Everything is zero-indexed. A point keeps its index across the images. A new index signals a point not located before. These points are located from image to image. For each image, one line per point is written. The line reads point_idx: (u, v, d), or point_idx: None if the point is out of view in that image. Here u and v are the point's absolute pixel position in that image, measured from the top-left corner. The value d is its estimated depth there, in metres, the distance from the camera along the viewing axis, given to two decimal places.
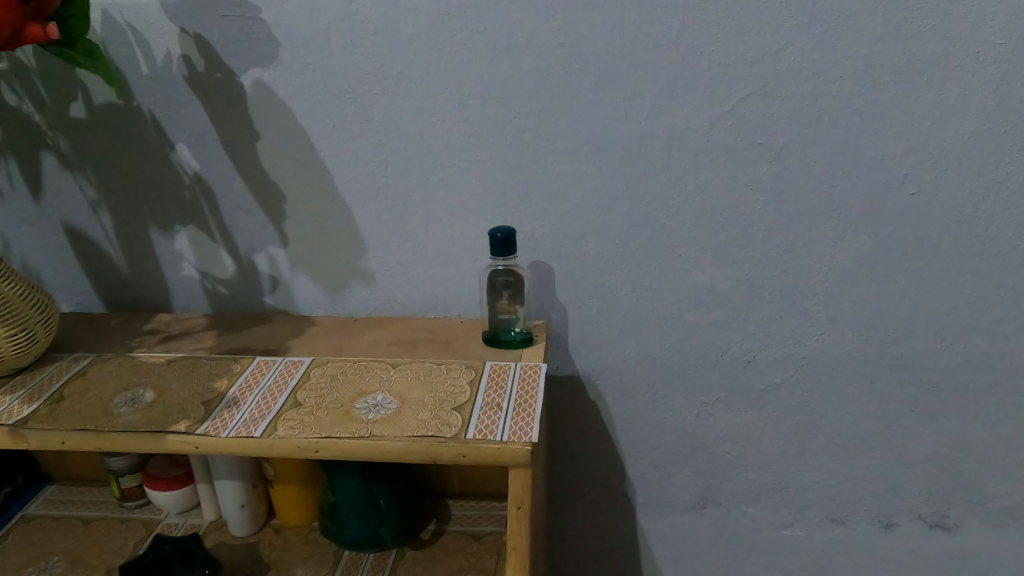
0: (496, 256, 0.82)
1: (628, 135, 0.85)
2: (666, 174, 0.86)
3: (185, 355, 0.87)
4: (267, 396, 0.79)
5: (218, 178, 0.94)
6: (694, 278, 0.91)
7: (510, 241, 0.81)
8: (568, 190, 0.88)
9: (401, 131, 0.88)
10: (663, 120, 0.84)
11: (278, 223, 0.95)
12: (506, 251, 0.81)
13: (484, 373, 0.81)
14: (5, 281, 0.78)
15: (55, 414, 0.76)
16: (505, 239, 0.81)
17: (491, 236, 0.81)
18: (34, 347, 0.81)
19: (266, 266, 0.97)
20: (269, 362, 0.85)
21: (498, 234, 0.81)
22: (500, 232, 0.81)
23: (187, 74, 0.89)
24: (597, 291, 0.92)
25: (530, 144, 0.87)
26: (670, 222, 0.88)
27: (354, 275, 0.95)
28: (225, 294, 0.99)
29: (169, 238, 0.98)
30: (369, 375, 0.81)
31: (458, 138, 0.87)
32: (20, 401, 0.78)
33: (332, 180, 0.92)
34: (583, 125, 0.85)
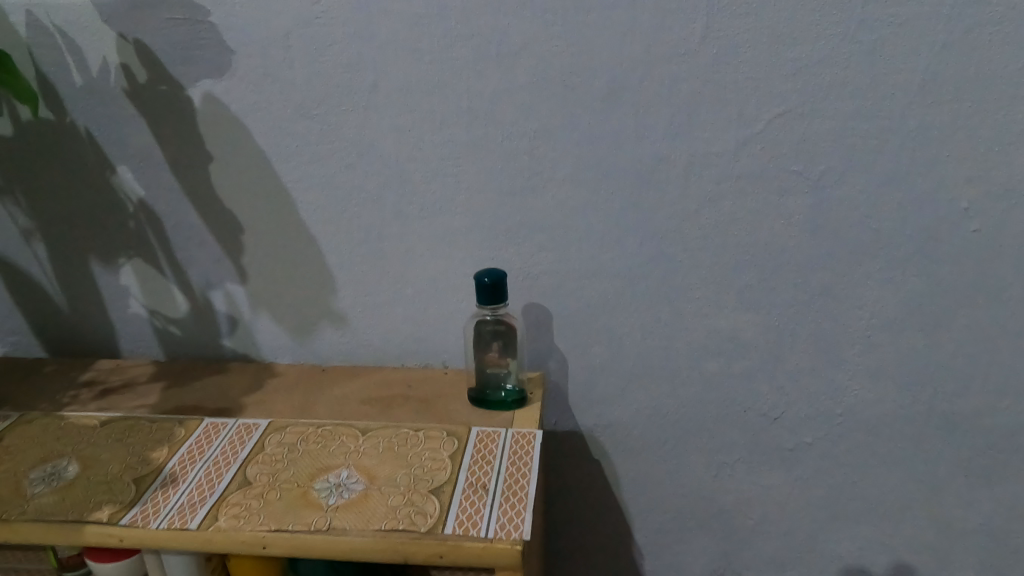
0: (483, 303, 0.69)
1: (639, 160, 0.73)
2: (683, 205, 0.74)
3: (122, 416, 0.74)
4: (211, 472, 0.67)
5: (167, 205, 0.82)
6: (715, 324, 0.79)
7: (500, 287, 0.69)
8: (569, 223, 0.76)
9: (374, 153, 0.76)
10: (681, 144, 0.72)
11: (235, 257, 0.82)
12: (495, 298, 0.69)
13: (468, 444, 0.69)
14: None
15: None
16: (493, 284, 0.69)
17: (477, 281, 0.69)
18: None
19: (224, 304, 0.84)
20: (219, 425, 0.73)
21: (485, 279, 0.69)
22: (487, 276, 0.69)
23: (127, 86, 0.77)
24: (602, 338, 0.80)
25: (525, 170, 0.74)
26: (687, 261, 0.76)
27: (323, 315, 0.83)
28: (178, 335, 0.87)
29: (113, 272, 0.86)
30: (333, 445, 0.69)
31: (440, 162, 0.75)
32: None
33: (297, 209, 0.79)
34: (586, 148, 0.73)
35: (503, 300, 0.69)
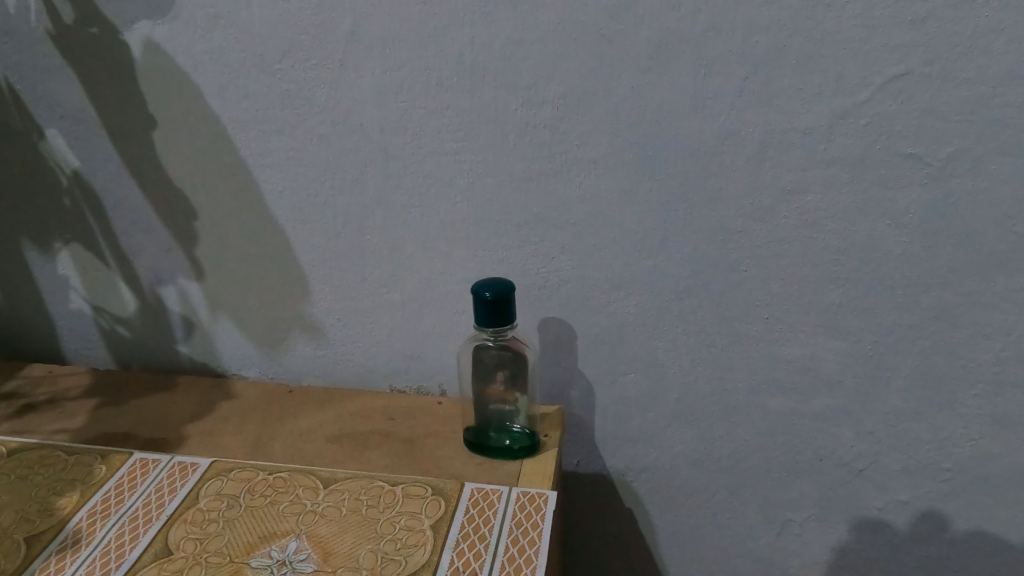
0: (485, 326, 0.53)
1: (697, 137, 0.54)
2: (755, 198, 0.55)
3: (35, 444, 0.60)
4: (125, 533, 0.52)
5: (107, 180, 0.67)
6: (789, 354, 0.60)
7: (509, 305, 0.52)
8: (599, 218, 0.58)
9: (353, 122, 0.59)
10: (756, 116, 0.53)
11: (188, 246, 0.67)
12: (503, 320, 0.52)
13: (458, 510, 0.52)
14: None
15: None
16: (497, 301, 0.52)
17: (475, 296, 0.52)
18: None
19: (177, 303, 0.69)
20: (148, 463, 0.57)
21: (486, 295, 0.52)
22: (489, 290, 0.52)
23: (49, 27, 0.62)
24: (640, 363, 0.63)
25: (544, 148, 0.56)
26: (755, 270, 0.58)
27: (294, 322, 0.66)
28: (127, 338, 0.72)
29: (50, 259, 0.71)
30: (284, 502, 0.53)
31: (436, 135, 0.58)
32: None
33: (259, 189, 0.63)
34: (627, 120, 0.54)
35: (512, 322, 0.53)
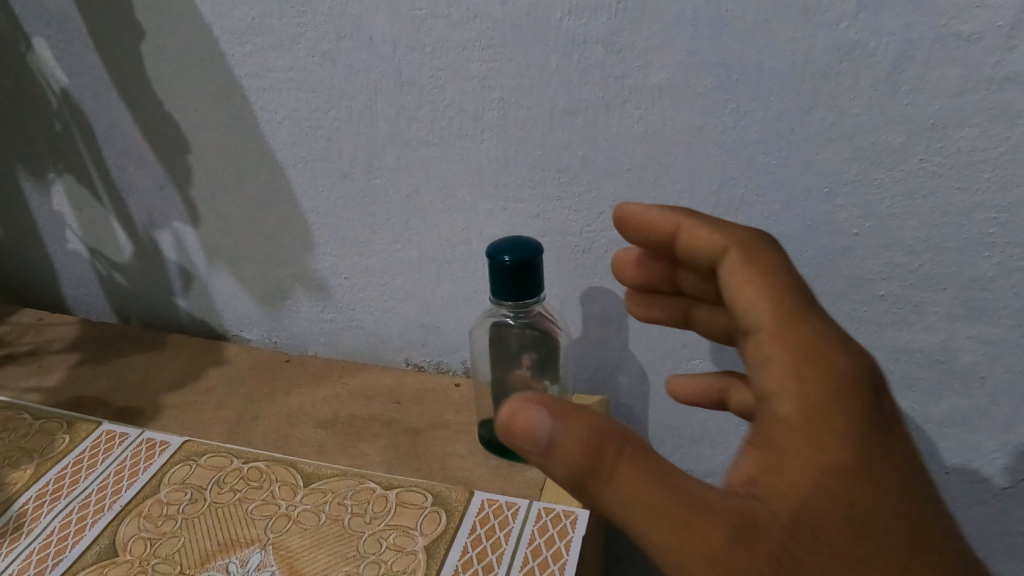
0: (502, 300, 0.41)
1: (805, 54, 0.38)
2: (882, 140, 0.39)
3: (3, 402, 0.53)
4: (72, 521, 0.43)
5: (95, 103, 0.57)
6: (909, 341, 0.43)
7: (534, 273, 0.40)
8: (664, 163, 0.43)
9: (361, 35, 0.46)
10: (896, 22, 0.36)
11: (181, 185, 0.58)
12: (527, 292, 0.40)
13: (461, 528, 0.41)
14: None
15: None
16: (517, 267, 0.40)
17: (491, 259, 0.40)
18: None
19: (173, 251, 0.61)
20: (115, 438, 0.49)
21: (504, 261, 0.40)
22: (507, 253, 0.40)
23: None
24: (709, 350, 0.49)
25: (595, 70, 0.42)
26: (871, 238, 0.41)
27: (298, 279, 0.58)
28: (125, 286, 0.65)
29: (44, 191, 0.63)
30: (255, 501, 0.44)
31: (460, 52, 0.45)
32: None
33: (256, 118, 0.52)
34: (709, 31, 0.39)
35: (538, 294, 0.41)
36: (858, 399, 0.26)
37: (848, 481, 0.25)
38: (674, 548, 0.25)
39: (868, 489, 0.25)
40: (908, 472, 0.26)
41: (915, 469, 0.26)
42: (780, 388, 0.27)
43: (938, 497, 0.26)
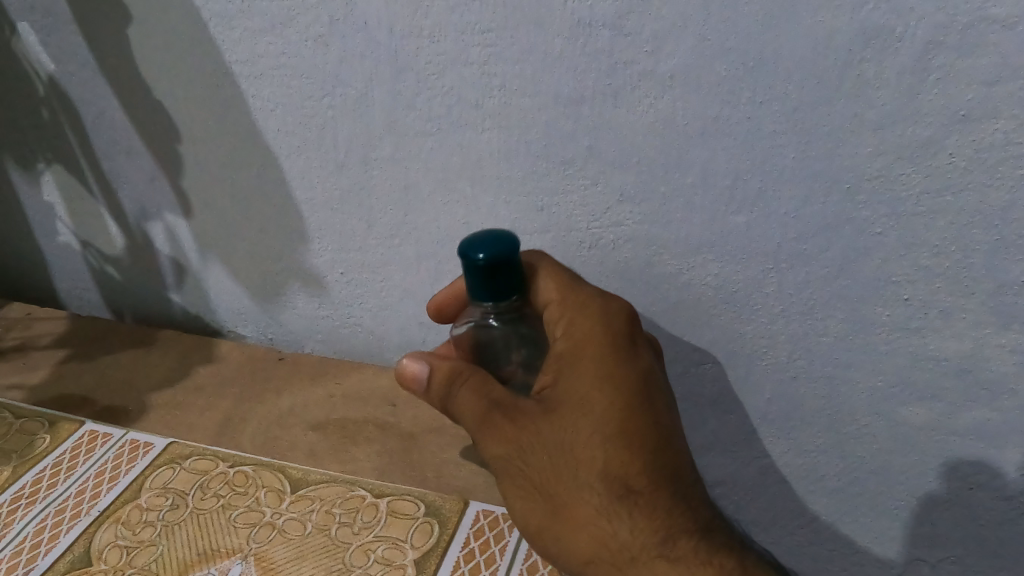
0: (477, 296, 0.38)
1: (827, 39, 0.35)
2: (909, 132, 0.36)
3: None
4: (47, 528, 0.41)
5: (83, 90, 0.55)
6: (937, 350, 0.41)
7: (511, 264, 0.37)
8: (676, 154, 0.41)
9: (355, 17, 0.44)
10: (927, 3, 0.33)
11: (172, 175, 0.56)
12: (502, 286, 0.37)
13: (454, 541, 0.39)
14: None
15: None
16: (491, 263, 0.36)
17: (464, 258, 0.37)
18: None
19: (165, 244, 0.59)
20: (98, 438, 0.47)
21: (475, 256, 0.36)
22: (480, 250, 0.36)
23: None
24: (722, 353, 0.46)
25: (602, 55, 0.39)
26: (896, 237, 0.39)
27: (292, 274, 0.56)
28: (117, 279, 0.63)
29: (34, 182, 0.62)
30: (238, 508, 0.42)
31: (459, 36, 0.42)
32: None
33: (248, 105, 0.50)
34: (723, 14, 0.36)
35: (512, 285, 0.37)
36: (607, 331, 0.38)
37: (595, 395, 0.36)
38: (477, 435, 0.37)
39: (606, 399, 0.36)
40: (640, 383, 0.37)
41: (644, 380, 0.37)
42: (560, 322, 0.40)
43: (659, 413, 0.36)
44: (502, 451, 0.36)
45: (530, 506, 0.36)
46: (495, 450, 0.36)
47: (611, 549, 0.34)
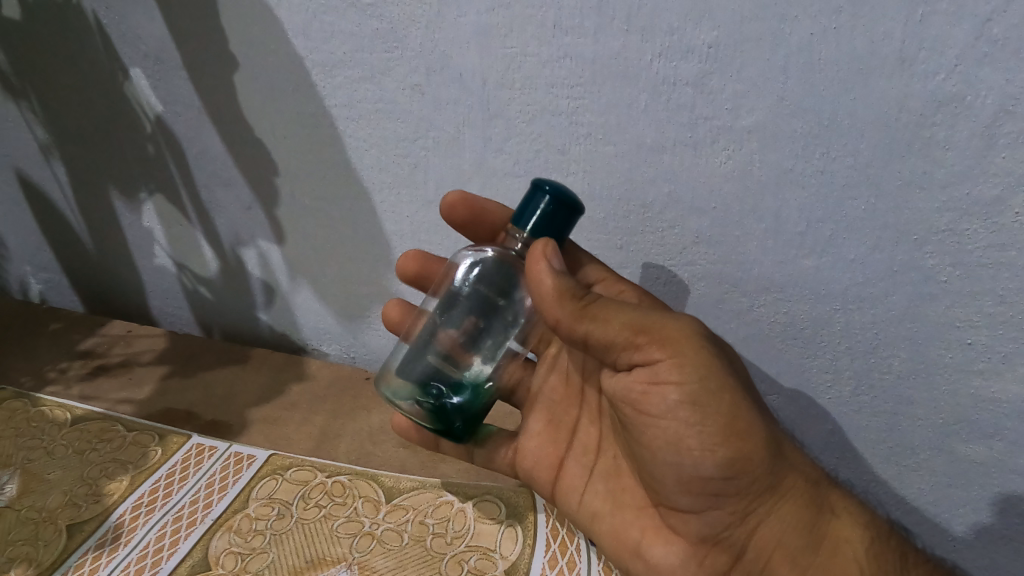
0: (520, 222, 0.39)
1: (899, 104, 0.38)
2: (976, 191, 0.39)
3: (98, 413, 0.56)
4: (167, 534, 0.45)
5: (188, 128, 0.60)
6: (998, 392, 0.44)
7: (565, 219, 0.38)
8: (752, 203, 0.44)
9: (451, 70, 0.48)
10: (998, 77, 0.35)
11: (268, 206, 0.60)
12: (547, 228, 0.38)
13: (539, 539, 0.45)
14: None
15: None
16: (555, 207, 0.38)
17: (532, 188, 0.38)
18: None
19: (258, 268, 0.64)
20: (205, 450, 0.52)
21: (545, 186, 0.38)
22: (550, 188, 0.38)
23: None
24: (787, 383, 0.50)
25: (684, 110, 0.43)
26: (961, 285, 0.41)
27: (378, 298, 0.61)
28: (209, 299, 0.69)
29: (136, 210, 0.67)
30: (339, 518, 0.46)
31: (549, 89, 0.46)
32: None
33: (345, 146, 0.54)
34: (801, 78, 0.39)
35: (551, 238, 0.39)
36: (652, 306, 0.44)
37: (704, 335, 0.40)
38: (660, 318, 0.36)
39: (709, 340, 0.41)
40: None
41: None
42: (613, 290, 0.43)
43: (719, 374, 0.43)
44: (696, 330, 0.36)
45: (733, 390, 0.35)
46: (685, 326, 0.36)
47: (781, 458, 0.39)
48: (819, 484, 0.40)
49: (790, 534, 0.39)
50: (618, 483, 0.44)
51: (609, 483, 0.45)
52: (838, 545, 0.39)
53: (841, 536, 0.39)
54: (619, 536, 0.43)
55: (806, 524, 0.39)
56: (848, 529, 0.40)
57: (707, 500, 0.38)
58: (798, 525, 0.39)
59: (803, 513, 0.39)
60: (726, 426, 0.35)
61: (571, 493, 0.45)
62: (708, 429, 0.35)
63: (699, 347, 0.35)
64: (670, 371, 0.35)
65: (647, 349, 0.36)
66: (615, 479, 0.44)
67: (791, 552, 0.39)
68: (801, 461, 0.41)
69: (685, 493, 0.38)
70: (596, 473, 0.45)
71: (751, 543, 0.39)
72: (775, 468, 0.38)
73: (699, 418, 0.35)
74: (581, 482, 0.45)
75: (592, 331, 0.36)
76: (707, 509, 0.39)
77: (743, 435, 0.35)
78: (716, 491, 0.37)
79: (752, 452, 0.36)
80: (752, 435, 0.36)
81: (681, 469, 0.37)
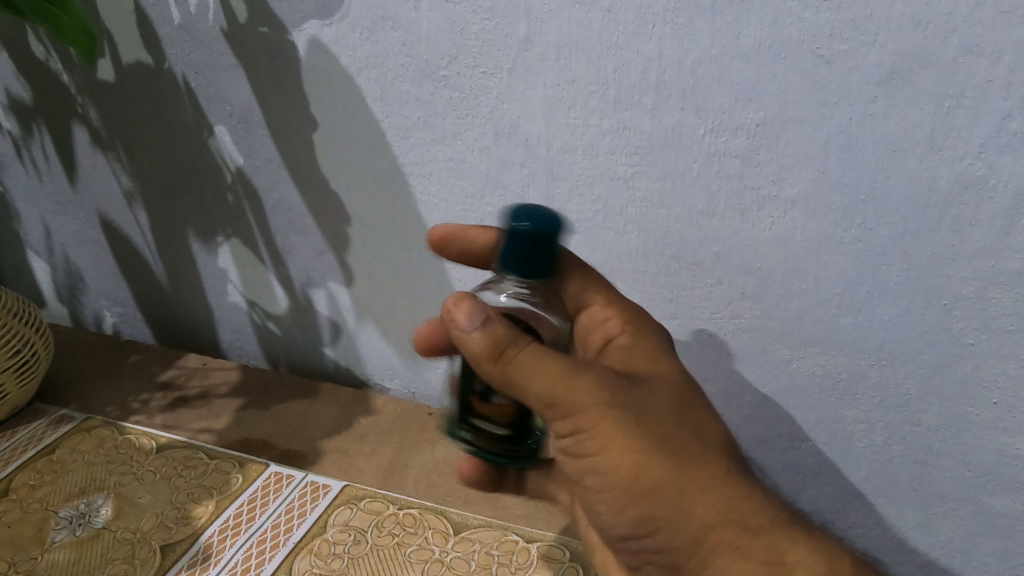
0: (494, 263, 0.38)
1: (929, 182, 0.43)
2: (1001, 264, 0.43)
3: (181, 442, 0.62)
4: (253, 555, 0.50)
5: (266, 180, 0.65)
6: (1021, 448, 0.47)
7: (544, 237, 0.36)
8: (793, 263, 0.48)
9: (518, 135, 0.53)
10: (1018, 165, 0.40)
11: (340, 252, 0.65)
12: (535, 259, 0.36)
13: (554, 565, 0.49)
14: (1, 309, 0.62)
15: None
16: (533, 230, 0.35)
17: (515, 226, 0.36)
18: (38, 372, 0.66)
19: (326, 307, 0.69)
20: (283, 478, 0.57)
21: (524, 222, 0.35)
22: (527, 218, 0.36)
23: (226, 25, 0.59)
24: (824, 433, 0.53)
25: (733, 180, 0.47)
26: (986, 347, 0.45)
27: None
28: (278, 334, 0.74)
29: (212, 252, 0.72)
30: (412, 545, 0.50)
31: (608, 156, 0.51)
32: None
33: (416, 201, 0.59)
34: (841, 156, 0.44)
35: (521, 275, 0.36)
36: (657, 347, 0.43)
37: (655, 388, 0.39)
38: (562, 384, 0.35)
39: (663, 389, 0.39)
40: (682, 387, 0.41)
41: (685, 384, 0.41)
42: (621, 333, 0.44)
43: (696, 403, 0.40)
44: (600, 395, 0.36)
45: (636, 454, 0.35)
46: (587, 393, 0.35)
47: (703, 510, 0.36)
48: (772, 529, 0.37)
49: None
50: None
51: (604, 513, 0.47)
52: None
53: None
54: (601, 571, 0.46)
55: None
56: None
57: (640, 554, 0.39)
58: None
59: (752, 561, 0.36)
60: (630, 491, 0.36)
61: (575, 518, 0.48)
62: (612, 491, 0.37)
63: (600, 418, 0.35)
64: (573, 443, 0.36)
65: (554, 422, 0.36)
66: None
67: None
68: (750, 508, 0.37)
69: (621, 548, 0.40)
70: None
71: None
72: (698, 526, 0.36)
73: (602, 483, 0.37)
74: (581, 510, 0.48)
75: (518, 391, 0.35)
76: (646, 564, 0.40)
77: (646, 497, 0.36)
78: (641, 547, 0.39)
79: (661, 512, 0.36)
80: (658, 494, 0.36)
81: (608, 529, 0.39)
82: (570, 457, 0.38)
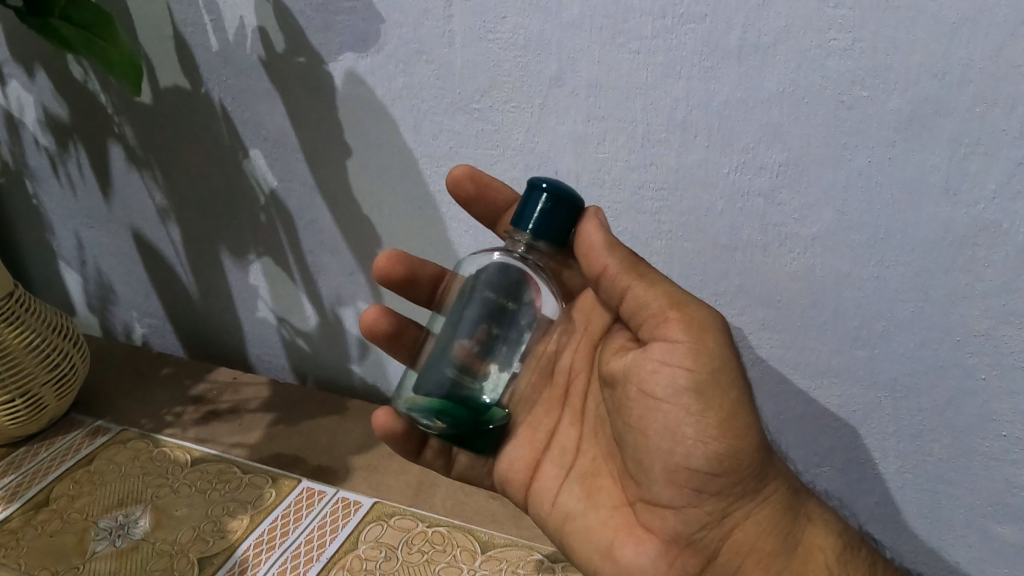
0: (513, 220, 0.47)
1: (945, 224, 0.44)
2: (1014, 304, 0.45)
3: (214, 456, 0.64)
4: (287, 570, 0.52)
5: (298, 202, 0.67)
6: None
7: (562, 213, 0.43)
8: (813, 298, 0.50)
9: (547, 167, 0.55)
10: None
11: (369, 272, 0.68)
12: (543, 225, 0.43)
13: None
14: (42, 323, 0.64)
15: (24, 531, 0.56)
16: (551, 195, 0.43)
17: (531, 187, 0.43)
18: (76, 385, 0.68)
19: (354, 325, 0.71)
20: (315, 494, 0.59)
21: (542, 184, 0.43)
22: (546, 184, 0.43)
23: (264, 55, 0.61)
24: (839, 459, 0.55)
25: (755, 217, 0.49)
26: (997, 382, 0.47)
27: None
28: (305, 349, 0.76)
29: (243, 268, 0.75)
30: (440, 562, 0.52)
31: (635, 190, 0.52)
32: (11, 487, 0.61)
33: (445, 225, 0.62)
34: (860, 198, 0.46)
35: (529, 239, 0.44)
36: None
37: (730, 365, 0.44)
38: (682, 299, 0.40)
39: None
40: None
41: None
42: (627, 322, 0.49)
43: None
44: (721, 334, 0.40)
45: (739, 390, 0.39)
46: (714, 322, 0.40)
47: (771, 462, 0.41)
48: (801, 497, 0.43)
49: (768, 541, 0.40)
50: (594, 482, 0.47)
51: (583, 484, 0.47)
52: (811, 552, 0.41)
53: (816, 545, 0.42)
54: (591, 534, 0.45)
55: (786, 535, 0.41)
56: (822, 537, 0.42)
57: (685, 495, 0.40)
58: (775, 532, 0.41)
59: (779, 524, 0.41)
60: (723, 420, 0.38)
61: (547, 494, 0.48)
62: (709, 417, 0.38)
63: (717, 340, 0.39)
64: (683, 355, 0.39)
65: (675, 326, 0.39)
66: (591, 480, 0.47)
67: (765, 560, 0.40)
68: (786, 473, 0.43)
69: (666, 484, 0.40)
70: (574, 476, 0.48)
71: (725, 548, 0.40)
72: (758, 474, 0.40)
73: (703, 404, 0.39)
74: (556, 483, 0.48)
75: (631, 288, 0.42)
76: (681, 509, 0.40)
77: (738, 431, 0.38)
78: (693, 486, 0.40)
79: (744, 450, 0.39)
80: (750, 434, 0.39)
81: (671, 456, 0.40)
82: (666, 370, 0.40)
